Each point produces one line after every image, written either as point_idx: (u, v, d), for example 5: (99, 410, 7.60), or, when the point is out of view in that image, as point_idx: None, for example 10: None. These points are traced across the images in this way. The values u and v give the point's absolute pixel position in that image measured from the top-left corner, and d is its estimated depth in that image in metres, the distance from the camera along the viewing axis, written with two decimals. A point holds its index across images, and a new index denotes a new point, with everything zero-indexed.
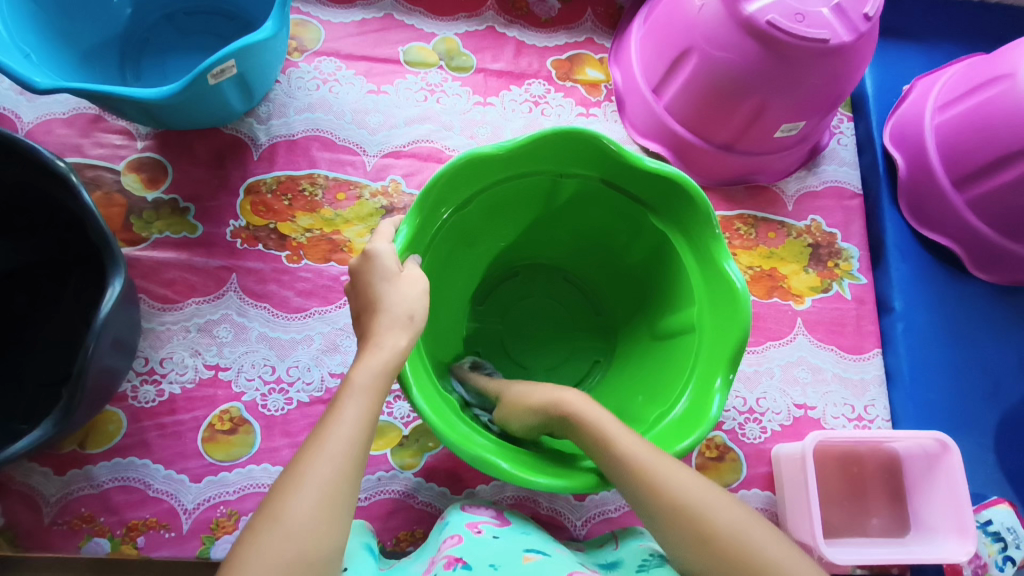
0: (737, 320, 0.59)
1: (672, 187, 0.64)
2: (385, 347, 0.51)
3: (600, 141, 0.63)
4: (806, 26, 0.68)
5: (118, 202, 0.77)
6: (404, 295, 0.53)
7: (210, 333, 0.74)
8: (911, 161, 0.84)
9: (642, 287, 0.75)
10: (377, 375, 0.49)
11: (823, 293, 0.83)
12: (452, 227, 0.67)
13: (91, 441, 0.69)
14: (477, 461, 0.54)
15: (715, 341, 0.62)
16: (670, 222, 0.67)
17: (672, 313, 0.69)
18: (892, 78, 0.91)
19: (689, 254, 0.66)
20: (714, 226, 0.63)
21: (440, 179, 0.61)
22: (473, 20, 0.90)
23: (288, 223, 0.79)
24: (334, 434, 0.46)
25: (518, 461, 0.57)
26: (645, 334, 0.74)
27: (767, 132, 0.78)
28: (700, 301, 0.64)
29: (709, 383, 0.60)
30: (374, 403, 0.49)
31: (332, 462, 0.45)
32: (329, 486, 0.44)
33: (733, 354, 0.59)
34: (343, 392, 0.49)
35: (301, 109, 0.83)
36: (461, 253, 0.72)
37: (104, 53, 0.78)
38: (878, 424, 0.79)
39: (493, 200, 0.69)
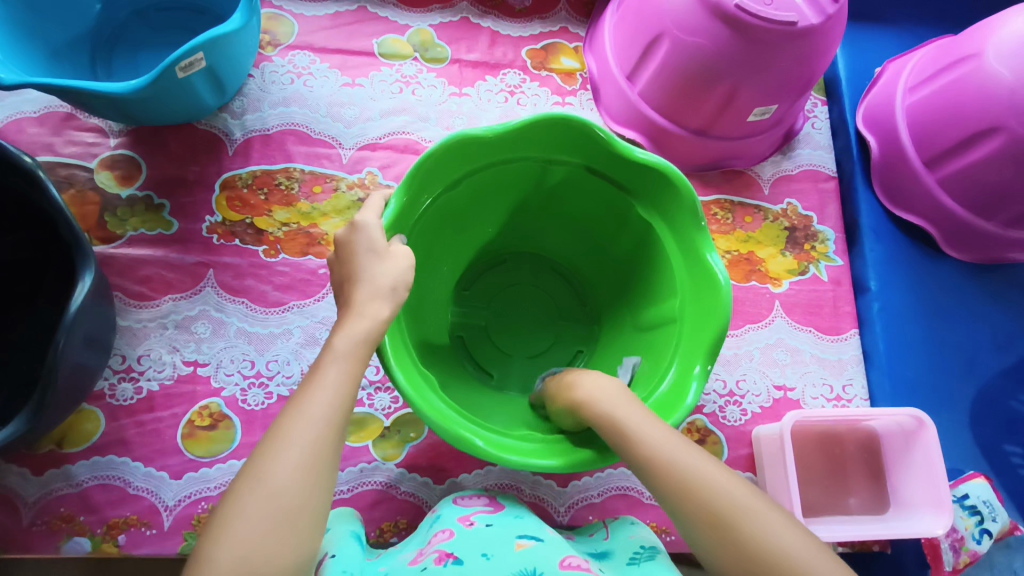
0: (716, 313, 0.59)
1: (657, 177, 0.64)
2: (366, 315, 0.51)
3: (587, 128, 0.64)
4: (775, 9, 0.68)
5: (91, 200, 0.77)
6: (388, 268, 0.53)
7: (188, 330, 0.74)
8: (883, 143, 0.85)
9: (627, 278, 0.75)
10: (358, 342, 0.49)
11: (801, 276, 0.84)
12: (437, 210, 0.68)
13: (70, 441, 0.69)
14: (452, 437, 0.55)
15: (696, 328, 0.62)
16: (653, 210, 0.67)
17: (656, 305, 0.69)
18: (864, 62, 0.92)
19: (674, 243, 0.66)
20: (699, 218, 0.62)
21: (423, 162, 0.61)
22: (447, 11, 0.90)
23: (265, 217, 0.78)
24: (314, 399, 0.46)
25: (497, 441, 0.57)
26: (628, 327, 0.74)
27: (740, 116, 0.79)
28: (684, 292, 0.64)
29: (689, 370, 0.60)
30: (354, 367, 0.49)
31: (313, 425, 0.45)
32: (311, 450, 0.44)
33: (711, 347, 0.59)
34: (325, 357, 0.49)
35: (276, 103, 0.83)
36: (445, 236, 0.73)
37: (74, 51, 0.78)
38: (857, 403, 0.80)
39: (481, 183, 0.70)
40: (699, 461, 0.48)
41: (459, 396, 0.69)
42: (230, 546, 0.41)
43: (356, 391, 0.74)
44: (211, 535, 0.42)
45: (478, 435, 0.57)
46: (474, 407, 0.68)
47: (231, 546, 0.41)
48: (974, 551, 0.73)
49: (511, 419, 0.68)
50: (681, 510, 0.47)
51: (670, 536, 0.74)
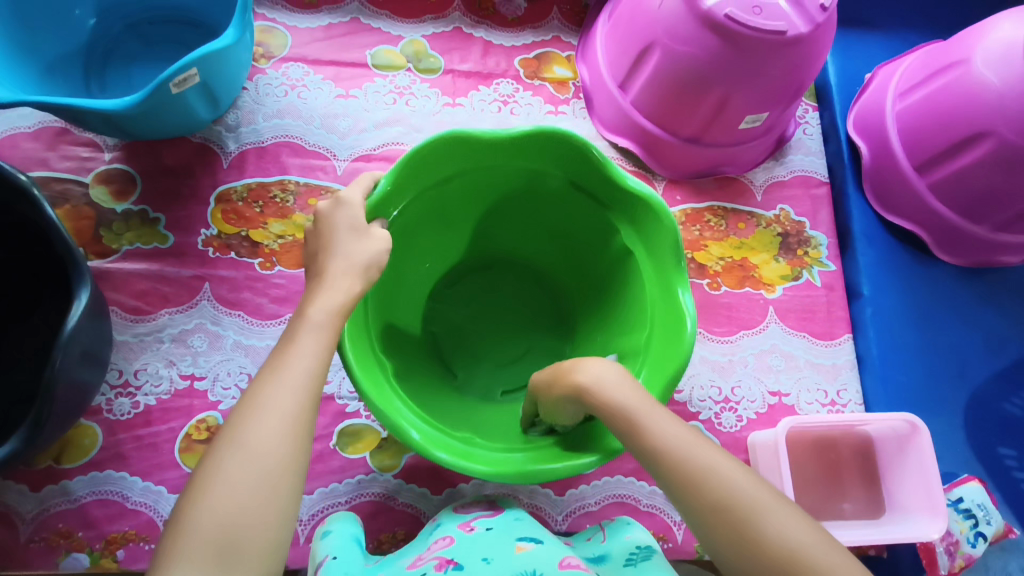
0: (681, 343, 0.60)
1: (642, 204, 0.65)
2: (340, 288, 0.52)
3: (582, 145, 0.64)
4: (764, 18, 0.69)
5: (86, 215, 0.77)
6: (364, 248, 0.56)
7: (184, 343, 0.74)
8: (874, 148, 0.85)
9: (601, 304, 0.75)
10: (332, 312, 0.51)
11: (794, 281, 0.85)
12: (421, 207, 0.69)
13: (67, 456, 0.69)
14: (391, 426, 0.55)
15: (657, 359, 0.62)
16: (635, 236, 0.67)
17: (628, 329, 0.69)
18: (855, 68, 0.93)
19: (651, 275, 0.66)
20: (680, 254, 0.63)
21: (416, 155, 0.62)
22: (440, 22, 0.90)
23: (260, 230, 0.79)
24: (291, 364, 0.47)
25: (435, 438, 0.58)
26: (597, 347, 0.74)
27: (731, 123, 0.79)
28: (653, 323, 0.64)
29: None
30: (329, 336, 0.50)
31: (289, 389, 0.46)
32: (289, 413, 0.45)
33: (670, 377, 0.59)
34: (299, 326, 0.50)
35: (270, 115, 0.83)
36: (427, 234, 0.73)
37: (68, 66, 0.78)
38: (851, 408, 0.81)
39: (468, 185, 0.70)
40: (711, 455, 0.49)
41: (424, 392, 0.69)
42: (211, 509, 0.42)
43: (353, 403, 0.75)
44: (191, 497, 0.42)
45: (417, 428, 0.58)
46: (440, 406, 0.68)
47: (209, 508, 0.42)
48: (969, 555, 0.74)
49: (470, 421, 0.68)
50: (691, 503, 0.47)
51: (668, 543, 0.74)
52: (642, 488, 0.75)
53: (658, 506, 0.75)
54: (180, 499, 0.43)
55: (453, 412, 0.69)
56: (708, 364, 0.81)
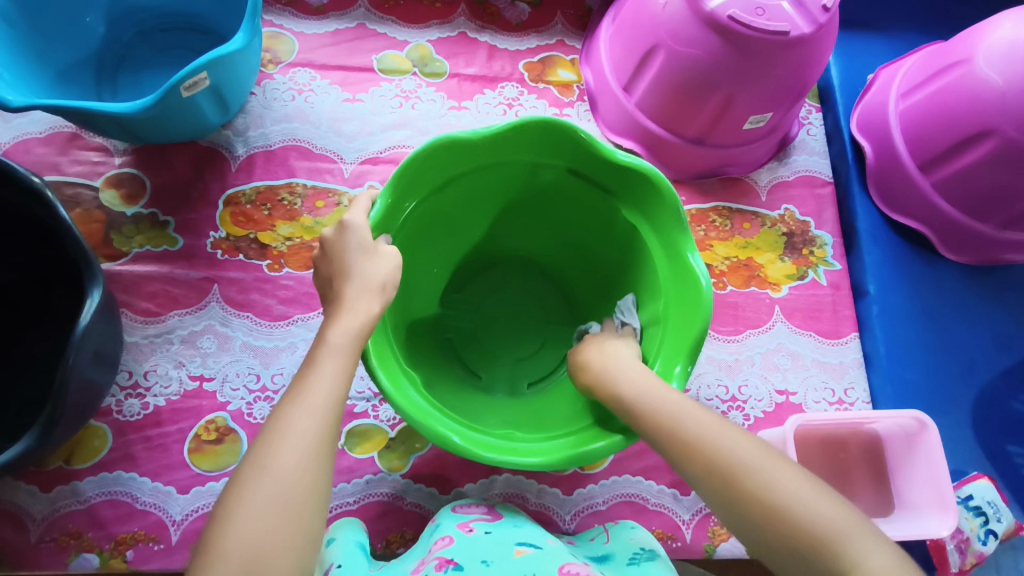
0: (698, 308, 0.60)
1: (639, 179, 0.65)
2: (358, 310, 0.54)
3: (573, 130, 0.64)
4: (766, 19, 0.70)
5: (97, 218, 0.78)
6: (377, 265, 0.57)
7: (193, 344, 0.74)
8: (878, 148, 0.86)
9: (614, 282, 0.76)
10: (351, 336, 0.52)
11: (800, 280, 0.85)
12: (426, 213, 0.69)
13: (77, 457, 0.69)
14: (427, 431, 0.55)
15: (677, 329, 0.62)
16: (640, 216, 0.67)
17: (642, 306, 0.69)
18: (857, 69, 0.93)
19: (659, 247, 0.66)
20: (683, 220, 0.63)
21: (409, 167, 0.62)
22: (446, 27, 0.91)
23: (268, 232, 0.79)
24: (311, 390, 0.49)
25: (472, 439, 0.57)
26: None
27: (736, 124, 0.80)
28: (666, 295, 0.65)
29: (671, 368, 0.61)
30: (349, 361, 0.51)
31: (310, 415, 0.47)
32: (310, 437, 0.47)
33: (691, 345, 0.59)
34: (320, 351, 0.51)
35: (278, 119, 0.84)
36: (431, 240, 0.73)
37: (80, 72, 0.79)
38: (859, 406, 0.81)
39: (468, 186, 0.71)
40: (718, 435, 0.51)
41: (447, 396, 0.69)
42: (242, 531, 0.42)
43: (361, 403, 0.75)
44: (219, 520, 0.44)
45: (456, 432, 0.57)
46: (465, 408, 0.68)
47: (239, 529, 0.42)
48: (980, 552, 0.74)
49: (497, 420, 0.67)
50: (699, 474, 0.50)
51: (675, 542, 0.74)
52: (650, 487, 0.75)
53: (667, 506, 0.75)
54: (209, 524, 0.44)
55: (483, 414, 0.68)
56: (715, 363, 0.81)
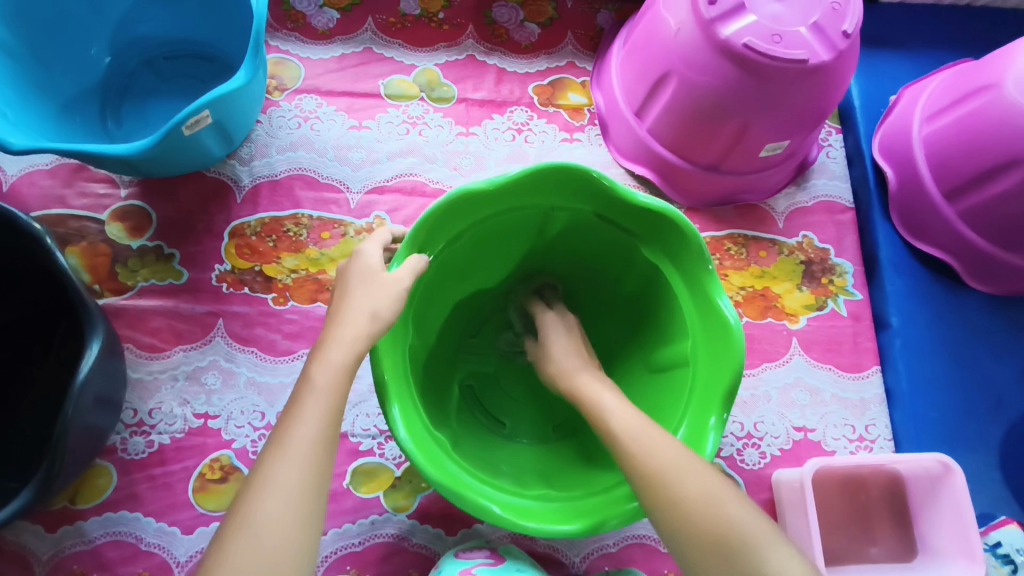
0: (731, 354, 0.58)
1: (663, 221, 0.62)
2: (345, 342, 0.52)
3: (592, 174, 0.61)
4: (783, 47, 0.67)
5: (102, 251, 0.77)
6: (375, 291, 0.55)
7: (198, 381, 0.74)
8: (901, 174, 0.83)
9: (637, 319, 0.73)
10: (336, 372, 0.51)
11: (819, 311, 0.82)
12: (441, 265, 0.66)
13: (82, 496, 0.69)
14: (465, 503, 0.53)
15: (709, 374, 0.60)
16: (662, 254, 0.65)
17: (668, 343, 0.67)
18: (879, 89, 0.90)
19: (684, 288, 0.64)
20: (708, 262, 0.61)
21: (426, 220, 0.59)
22: (453, 50, 0.89)
23: (273, 264, 0.78)
24: (295, 436, 0.48)
25: (513, 506, 0.55)
26: (639, 366, 0.72)
27: (751, 152, 0.77)
28: (694, 335, 0.63)
29: (705, 418, 0.59)
30: (334, 398, 0.50)
31: (295, 464, 0.47)
32: (295, 488, 0.46)
33: (728, 392, 0.58)
34: (304, 390, 0.50)
35: (283, 148, 0.83)
36: (448, 289, 0.70)
37: (85, 103, 0.78)
38: (880, 444, 0.78)
39: (483, 235, 0.67)
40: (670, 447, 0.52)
41: (479, 448, 0.65)
42: None
43: (367, 441, 0.73)
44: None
45: (495, 501, 0.55)
46: (499, 458, 0.65)
47: None
48: None
49: (534, 470, 0.64)
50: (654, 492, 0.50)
51: None
52: None
53: None
54: None
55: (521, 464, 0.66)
56: None
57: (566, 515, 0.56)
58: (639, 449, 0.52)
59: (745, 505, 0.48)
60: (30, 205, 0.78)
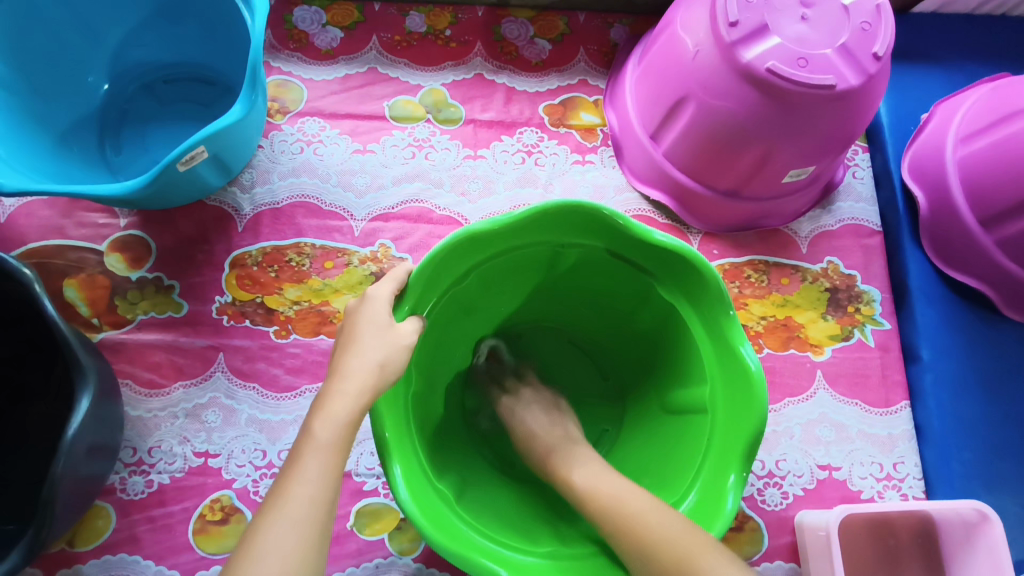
0: (753, 405, 0.55)
1: (679, 261, 0.59)
2: (349, 393, 0.50)
3: (604, 212, 0.58)
4: (809, 72, 0.63)
5: (101, 284, 0.75)
6: (383, 345, 0.52)
7: (199, 418, 0.72)
8: (932, 197, 0.78)
9: (649, 356, 0.70)
10: (339, 428, 0.49)
11: (844, 342, 0.78)
12: (447, 304, 0.63)
13: (81, 539, 0.67)
14: (471, 567, 0.51)
15: (728, 424, 0.57)
16: (679, 296, 0.61)
17: (683, 385, 0.64)
18: (909, 105, 0.85)
19: (702, 331, 0.60)
20: (728, 305, 0.57)
21: (430, 262, 0.57)
22: (461, 69, 0.86)
23: (275, 295, 0.76)
24: (293, 495, 0.47)
25: (520, 568, 0.52)
26: (653, 406, 0.69)
27: (773, 178, 0.73)
28: (712, 380, 0.59)
29: (723, 477, 0.56)
30: (335, 456, 0.49)
31: (292, 526, 0.46)
32: (290, 552, 0.45)
33: (749, 446, 0.55)
34: (305, 446, 0.49)
35: (285, 174, 0.80)
36: (453, 328, 0.67)
37: (83, 130, 0.76)
38: (910, 483, 0.74)
39: (490, 272, 0.64)
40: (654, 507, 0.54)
41: (487, 496, 0.63)
42: None
43: (371, 481, 0.71)
44: None
45: (500, 563, 0.52)
46: (509, 508, 0.62)
47: None
48: None
49: (545, 523, 0.61)
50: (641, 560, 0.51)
51: None
52: None
53: None
54: None
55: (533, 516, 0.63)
56: None
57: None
58: (621, 523, 0.54)
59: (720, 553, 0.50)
60: (28, 236, 0.76)
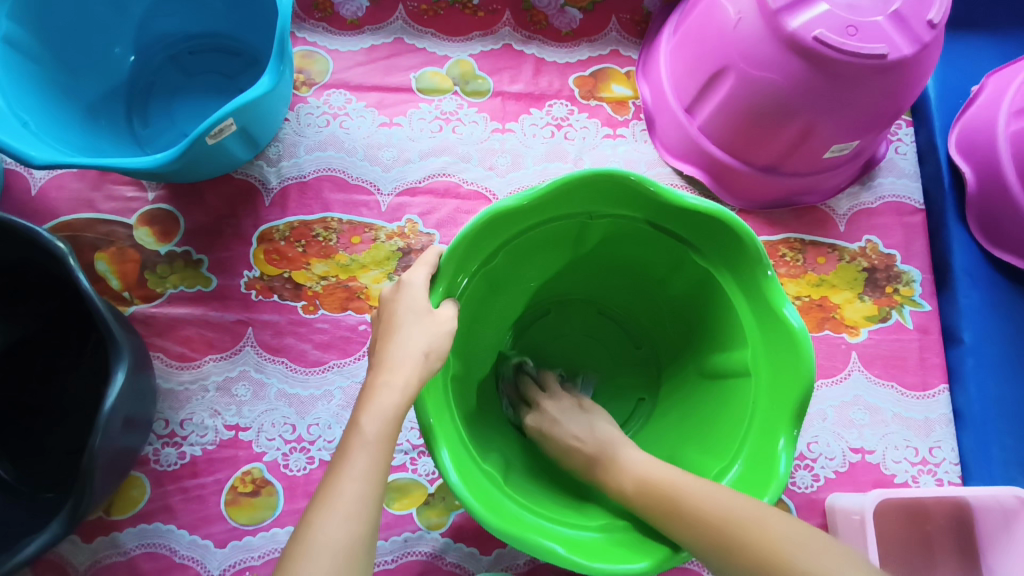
0: (799, 367, 0.54)
1: (715, 224, 0.57)
2: (395, 385, 0.50)
3: (637, 179, 0.56)
4: (859, 41, 0.60)
5: (131, 257, 0.75)
6: (425, 333, 0.53)
7: (229, 392, 0.72)
8: (981, 174, 0.75)
9: (683, 322, 0.69)
10: (386, 422, 0.49)
11: (882, 323, 0.76)
12: (477, 284, 0.62)
13: (117, 507, 0.69)
14: (523, 544, 0.50)
15: (773, 388, 0.57)
16: (715, 259, 0.60)
17: (721, 351, 0.62)
18: (957, 77, 0.82)
19: (740, 295, 0.59)
20: (766, 266, 0.56)
21: (462, 240, 0.56)
22: (489, 39, 0.84)
23: (303, 271, 0.75)
24: (344, 490, 0.46)
25: (573, 542, 0.52)
26: (690, 372, 0.68)
27: (816, 153, 0.70)
28: (752, 344, 0.58)
29: (772, 440, 0.55)
30: (382, 450, 0.48)
31: (343, 522, 0.45)
32: (342, 548, 0.44)
33: (797, 408, 0.54)
34: (353, 441, 0.49)
35: (312, 147, 0.79)
36: (484, 307, 0.66)
37: (110, 103, 0.76)
38: (946, 468, 0.72)
39: (520, 249, 0.63)
40: (696, 481, 0.53)
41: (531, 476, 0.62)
42: None
43: (399, 456, 0.71)
44: None
45: (555, 540, 0.52)
46: (554, 485, 0.62)
47: None
48: None
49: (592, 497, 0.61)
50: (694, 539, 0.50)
51: None
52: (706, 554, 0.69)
53: None
54: None
55: (580, 492, 0.62)
56: None
57: (632, 548, 0.53)
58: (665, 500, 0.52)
59: (781, 515, 0.49)
60: (59, 209, 0.76)
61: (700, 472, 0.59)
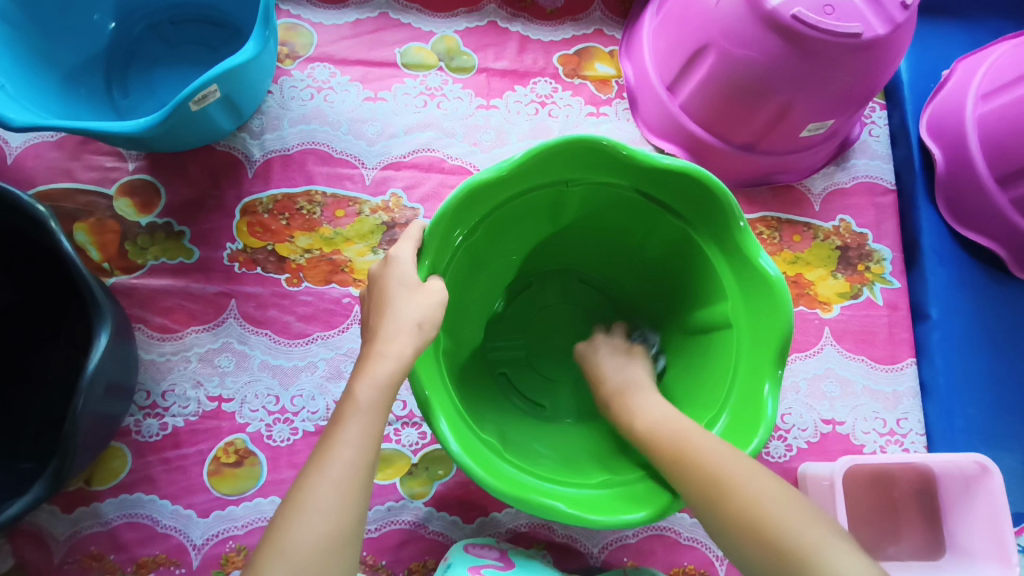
0: (777, 314, 0.55)
1: (690, 184, 0.59)
2: (390, 354, 0.51)
3: (612, 143, 0.57)
4: (835, 20, 0.62)
5: (111, 228, 0.75)
6: (418, 303, 0.53)
7: (212, 363, 0.72)
8: (949, 156, 0.78)
9: (665, 282, 0.70)
10: (381, 390, 0.49)
11: (853, 299, 0.78)
12: (463, 256, 0.63)
13: (98, 478, 0.68)
14: (524, 503, 0.52)
15: (754, 338, 0.58)
16: (693, 218, 0.61)
17: (703, 307, 0.64)
18: (929, 63, 0.84)
19: (719, 252, 0.60)
20: (741, 221, 0.57)
21: (445, 212, 0.56)
22: (474, 15, 0.84)
23: (287, 243, 0.75)
24: (337, 455, 0.47)
25: (571, 499, 0.54)
26: (676, 331, 0.69)
27: (792, 131, 0.72)
28: (731, 297, 0.60)
29: (755, 387, 0.57)
30: (375, 418, 0.49)
31: (336, 486, 0.46)
32: (333, 512, 0.45)
33: (776, 355, 0.56)
34: (349, 408, 0.49)
35: (296, 121, 0.79)
36: (470, 280, 0.67)
37: (89, 71, 0.75)
38: (912, 439, 0.75)
39: (502, 220, 0.64)
40: (695, 434, 0.53)
41: (529, 440, 0.64)
42: None
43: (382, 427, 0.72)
44: None
45: (557, 498, 0.54)
46: (547, 449, 0.63)
47: None
48: None
49: (591, 458, 0.63)
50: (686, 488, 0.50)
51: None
52: (682, 520, 0.71)
53: (699, 540, 0.71)
54: None
55: (575, 453, 0.64)
56: None
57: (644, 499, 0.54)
58: (675, 446, 0.52)
59: (761, 474, 0.49)
60: (37, 179, 0.75)
61: (690, 425, 0.61)
